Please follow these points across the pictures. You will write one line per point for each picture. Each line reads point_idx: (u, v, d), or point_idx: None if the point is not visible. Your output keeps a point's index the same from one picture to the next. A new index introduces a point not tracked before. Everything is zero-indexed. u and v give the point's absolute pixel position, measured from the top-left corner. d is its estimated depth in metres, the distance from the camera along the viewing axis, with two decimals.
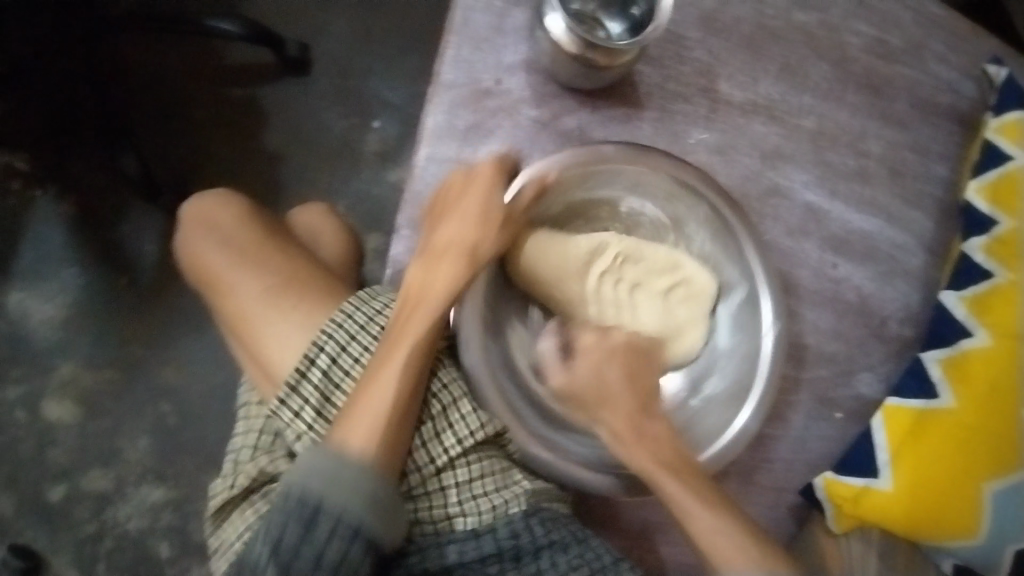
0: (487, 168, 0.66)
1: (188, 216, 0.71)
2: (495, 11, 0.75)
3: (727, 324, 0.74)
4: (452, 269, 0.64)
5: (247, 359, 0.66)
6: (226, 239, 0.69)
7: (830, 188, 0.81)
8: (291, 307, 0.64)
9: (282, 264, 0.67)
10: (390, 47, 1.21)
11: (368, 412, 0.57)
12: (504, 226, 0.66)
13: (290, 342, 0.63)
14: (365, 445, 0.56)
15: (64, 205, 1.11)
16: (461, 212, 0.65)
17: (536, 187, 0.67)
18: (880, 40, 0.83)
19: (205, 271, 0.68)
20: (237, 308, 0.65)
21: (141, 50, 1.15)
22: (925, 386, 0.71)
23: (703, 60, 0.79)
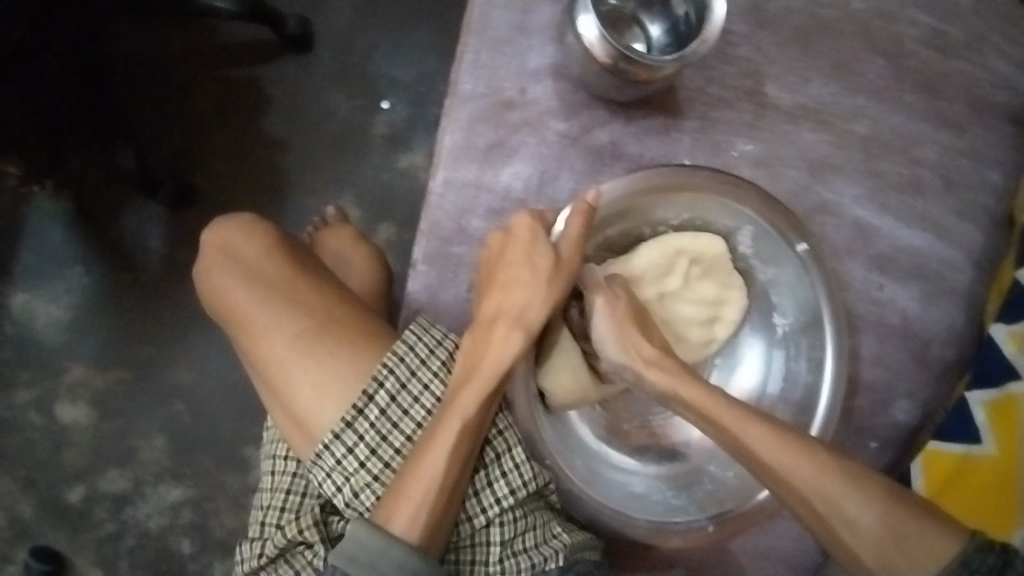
0: (525, 223, 0.59)
1: (208, 244, 0.63)
2: (517, 8, 0.66)
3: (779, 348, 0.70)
4: (509, 337, 0.58)
5: (275, 405, 0.59)
6: (254, 273, 0.61)
7: (881, 202, 0.74)
8: (328, 354, 0.57)
9: (316, 302, 0.60)
10: (396, 18, 1.10)
11: (412, 493, 0.52)
12: (554, 283, 0.59)
13: (330, 398, 0.57)
14: (409, 532, 0.51)
15: (61, 202, 1.05)
16: (510, 274, 0.59)
17: (583, 219, 0.59)
18: (945, 29, 0.74)
19: (229, 309, 0.60)
20: (268, 352, 0.58)
21: (133, 32, 1.06)
22: (968, 429, 0.66)
23: (749, 59, 0.70)
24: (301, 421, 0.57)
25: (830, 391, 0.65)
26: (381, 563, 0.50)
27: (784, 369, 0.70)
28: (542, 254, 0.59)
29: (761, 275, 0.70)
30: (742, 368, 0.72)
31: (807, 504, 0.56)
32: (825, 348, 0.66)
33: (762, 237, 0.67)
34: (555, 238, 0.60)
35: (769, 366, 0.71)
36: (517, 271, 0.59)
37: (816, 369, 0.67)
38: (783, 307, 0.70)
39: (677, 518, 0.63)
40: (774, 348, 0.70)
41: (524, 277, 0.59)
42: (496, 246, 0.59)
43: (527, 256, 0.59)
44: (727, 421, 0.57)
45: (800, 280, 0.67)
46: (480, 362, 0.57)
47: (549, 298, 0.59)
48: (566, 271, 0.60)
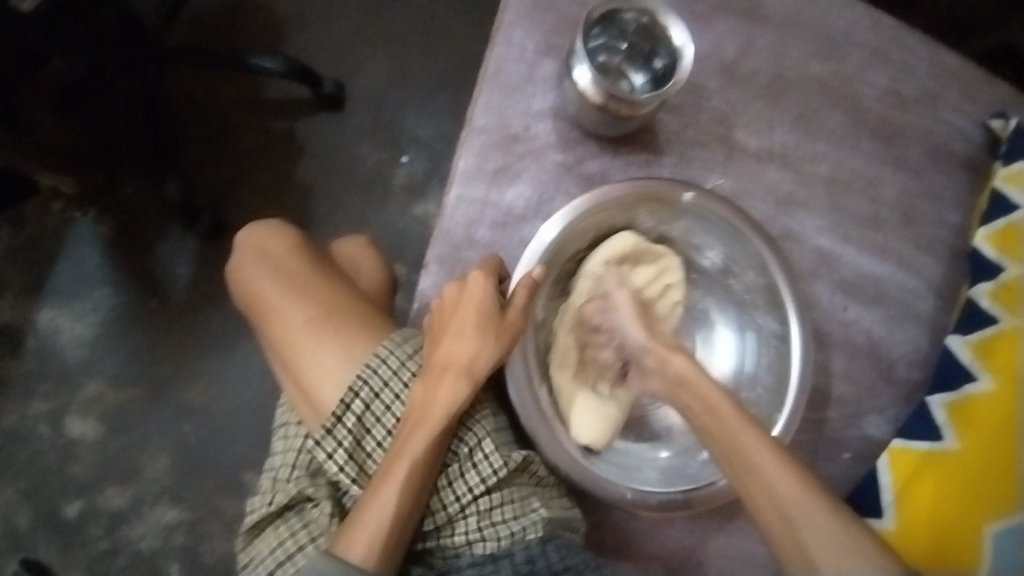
0: (479, 284, 0.65)
1: (243, 244, 0.73)
2: (526, 60, 0.78)
3: (752, 348, 0.78)
4: (453, 387, 0.63)
5: (288, 383, 0.68)
6: (277, 267, 0.71)
7: (843, 234, 0.83)
8: (332, 339, 0.67)
9: (326, 295, 0.70)
10: (419, 83, 1.25)
11: (365, 526, 0.58)
12: (498, 339, 0.65)
13: (334, 375, 0.66)
14: (366, 559, 0.57)
15: (101, 227, 1.14)
16: (458, 333, 0.64)
17: (528, 292, 0.66)
18: (892, 91, 0.86)
19: (255, 296, 0.71)
20: (284, 334, 0.68)
21: (188, 83, 1.20)
22: (930, 428, 0.72)
23: (722, 109, 0.82)
24: (309, 398, 0.66)
25: (798, 381, 0.71)
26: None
27: (757, 364, 0.77)
28: (489, 313, 0.65)
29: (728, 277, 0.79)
30: (717, 357, 0.80)
31: (787, 521, 0.55)
32: (793, 338, 0.73)
33: (729, 243, 0.75)
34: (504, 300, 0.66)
35: (740, 358, 0.79)
36: (464, 330, 0.64)
37: (782, 371, 0.74)
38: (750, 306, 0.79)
39: (664, 492, 0.67)
40: (744, 339, 0.79)
41: (472, 334, 0.64)
42: (449, 302, 0.65)
43: (477, 316, 0.65)
44: (733, 428, 0.60)
45: (761, 297, 0.76)
46: (431, 407, 0.62)
47: (499, 352, 0.65)
48: (511, 328, 0.66)
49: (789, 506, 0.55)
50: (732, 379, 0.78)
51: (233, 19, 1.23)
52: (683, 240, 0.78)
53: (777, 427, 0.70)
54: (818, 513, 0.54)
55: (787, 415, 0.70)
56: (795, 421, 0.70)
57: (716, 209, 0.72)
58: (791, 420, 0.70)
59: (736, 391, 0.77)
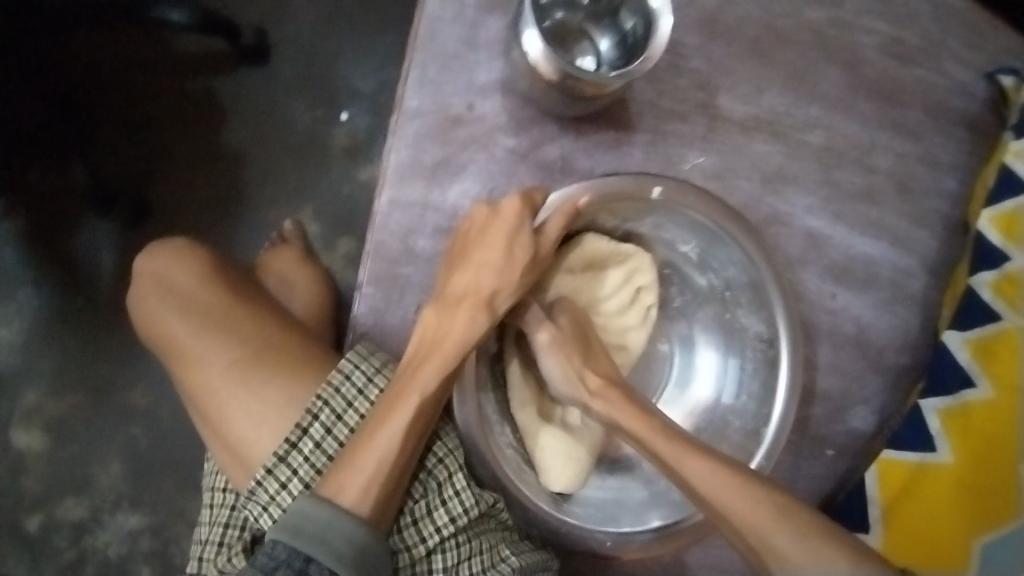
0: (513, 206, 0.59)
1: (141, 272, 0.62)
2: (466, 21, 0.64)
3: (734, 372, 0.69)
4: (470, 319, 0.58)
5: (211, 437, 0.58)
6: (188, 300, 0.60)
7: (835, 212, 0.74)
8: (265, 383, 0.56)
9: (252, 333, 0.59)
10: (356, 26, 1.08)
11: (361, 466, 0.52)
12: (524, 274, 0.60)
13: (268, 427, 0.56)
14: (358, 506, 0.51)
15: (13, 220, 1.02)
16: (484, 257, 0.59)
17: (565, 218, 0.60)
18: (898, 37, 0.74)
19: (163, 338, 0.60)
20: (202, 383, 0.58)
21: (87, 41, 1.03)
22: (923, 438, 0.67)
23: (703, 71, 0.69)
24: (238, 453, 0.56)
25: (785, 401, 0.63)
26: (330, 535, 0.49)
27: (740, 381, 0.68)
28: (518, 237, 0.59)
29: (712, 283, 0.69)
30: (696, 374, 0.71)
31: (746, 544, 0.53)
32: (781, 350, 0.64)
33: (713, 243, 0.65)
34: (538, 226, 0.60)
35: (723, 377, 0.70)
36: (490, 256, 0.59)
37: (770, 384, 0.65)
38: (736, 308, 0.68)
39: (638, 533, 0.61)
40: (727, 359, 0.69)
41: (496, 260, 0.59)
42: (479, 221, 0.59)
43: (506, 242, 0.59)
44: (664, 451, 0.56)
45: (749, 303, 0.66)
46: (445, 342, 0.57)
47: (518, 292, 0.61)
48: (541, 264, 0.61)
49: (744, 527, 0.53)
50: (712, 402, 0.70)
51: None
52: (662, 237, 0.68)
53: (755, 456, 0.63)
54: (786, 531, 0.51)
55: (768, 442, 0.62)
56: (780, 442, 0.63)
57: (691, 203, 0.61)
58: (774, 446, 0.63)
59: (718, 416, 0.69)
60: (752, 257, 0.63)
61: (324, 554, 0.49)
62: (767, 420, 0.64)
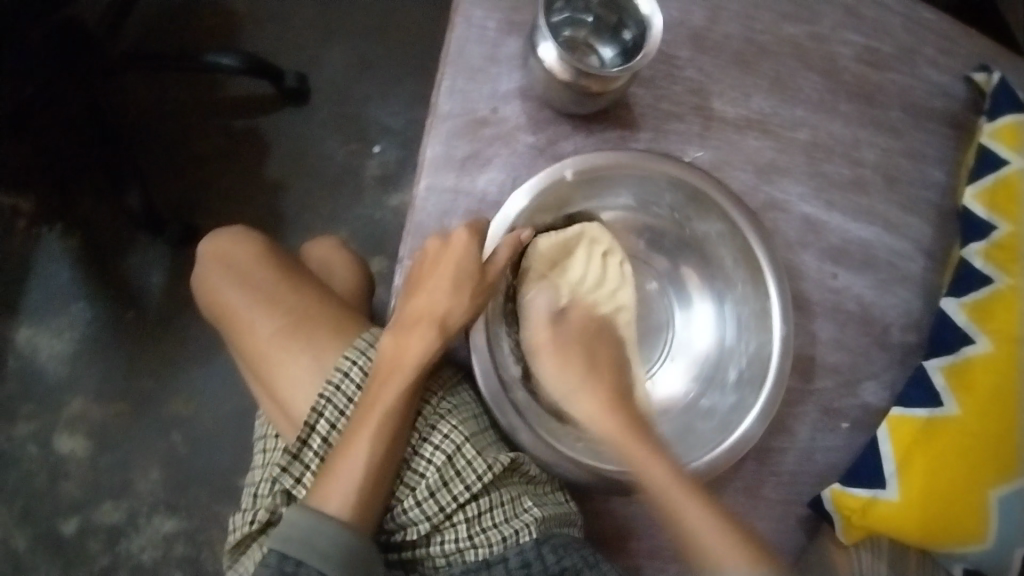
0: (461, 238, 0.66)
1: (206, 254, 0.72)
2: (490, 40, 0.76)
3: (733, 324, 0.77)
4: (424, 341, 0.64)
5: (263, 394, 0.67)
6: (244, 276, 0.70)
7: (826, 199, 0.81)
8: (303, 350, 0.65)
9: (294, 304, 0.68)
10: (388, 71, 1.22)
11: (341, 476, 0.59)
12: (473, 297, 0.66)
13: (304, 389, 0.64)
14: (343, 511, 0.58)
15: (68, 240, 1.12)
16: (436, 286, 0.66)
17: (511, 249, 0.67)
18: (870, 49, 0.84)
19: (223, 308, 0.69)
20: (254, 347, 0.67)
21: (148, 86, 1.17)
22: (929, 394, 0.72)
23: (696, 79, 0.79)
24: (285, 409, 0.65)
25: (780, 353, 0.70)
26: (316, 539, 0.57)
27: (738, 328, 0.76)
28: (469, 266, 0.66)
29: (702, 244, 0.78)
30: (697, 327, 0.79)
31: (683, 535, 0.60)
32: (772, 302, 0.72)
33: (696, 208, 0.74)
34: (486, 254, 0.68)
35: (721, 325, 0.78)
36: (441, 281, 0.65)
37: (763, 339, 0.72)
38: (727, 266, 0.77)
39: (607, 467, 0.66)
40: (723, 306, 0.78)
41: (447, 286, 0.65)
42: (431, 254, 0.66)
43: (454, 273, 0.65)
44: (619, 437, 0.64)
45: (741, 269, 0.75)
46: (403, 360, 0.63)
47: (472, 310, 0.66)
48: (488, 285, 0.67)
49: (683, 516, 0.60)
50: (715, 348, 0.78)
51: (187, 15, 1.19)
52: (656, 211, 0.78)
53: (749, 422, 0.69)
54: (713, 520, 0.59)
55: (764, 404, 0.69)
56: (778, 396, 0.69)
57: (671, 170, 0.71)
58: (769, 408, 0.69)
59: (719, 364, 0.77)
60: (746, 232, 0.72)
61: (315, 558, 0.56)
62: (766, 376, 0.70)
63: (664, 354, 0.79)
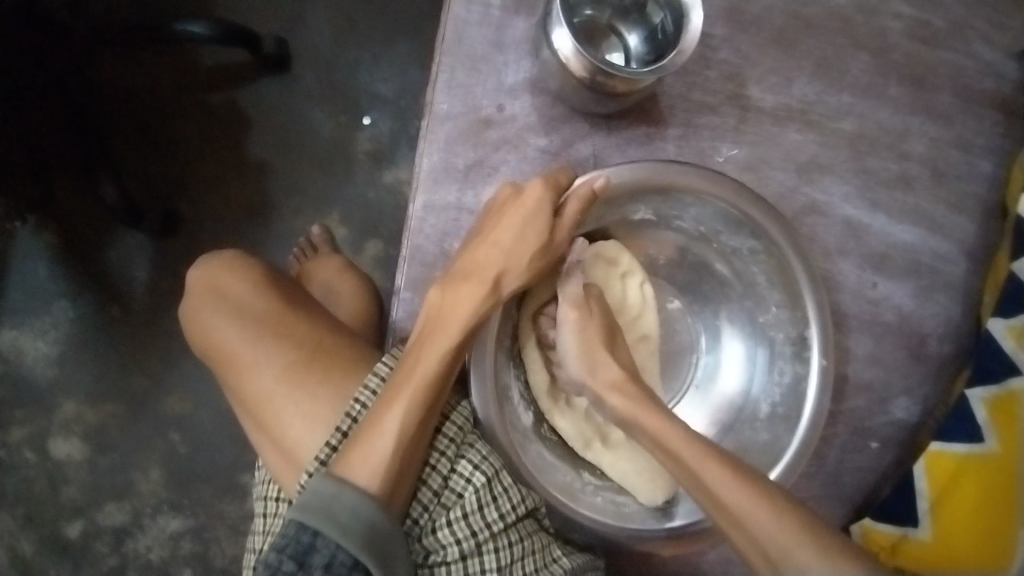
0: (537, 189, 0.59)
1: (196, 285, 0.65)
2: (492, 22, 0.64)
3: (762, 362, 0.68)
4: (474, 294, 0.58)
5: (263, 441, 0.61)
6: (242, 308, 0.63)
7: (871, 199, 0.72)
8: (318, 384, 0.59)
9: (304, 337, 0.62)
10: (375, 31, 1.09)
11: (372, 442, 0.53)
12: (536, 257, 0.60)
13: (316, 427, 0.58)
14: (372, 484, 0.51)
15: (46, 236, 1.04)
16: (496, 237, 0.59)
17: (583, 203, 0.59)
18: (930, 18, 0.73)
19: (218, 347, 0.63)
20: (255, 388, 0.60)
21: (117, 59, 1.05)
22: (969, 428, 0.65)
23: (730, 62, 0.68)
24: (289, 455, 0.59)
25: (816, 396, 0.61)
26: (338, 511, 0.50)
27: (769, 369, 0.67)
28: (536, 224, 0.59)
29: (732, 263, 0.68)
30: (724, 364, 0.71)
31: (765, 556, 0.50)
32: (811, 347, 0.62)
33: (733, 229, 0.64)
34: (556, 212, 0.59)
35: (752, 365, 0.69)
36: (503, 235, 0.59)
37: (800, 384, 0.63)
38: (763, 296, 0.67)
39: (650, 529, 0.60)
40: (756, 345, 0.68)
41: (510, 241, 0.59)
42: (501, 200, 0.59)
43: (519, 227, 0.59)
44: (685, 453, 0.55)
45: (780, 300, 0.65)
46: (451, 320, 0.57)
47: (528, 275, 0.60)
48: (554, 250, 0.60)
49: (766, 544, 0.50)
50: (742, 393, 0.69)
51: None
52: (690, 231, 0.67)
53: (776, 468, 0.60)
54: (809, 552, 0.49)
55: (792, 453, 0.60)
56: (812, 444, 0.60)
57: (698, 185, 0.60)
58: (796, 459, 0.60)
59: (748, 413, 0.68)
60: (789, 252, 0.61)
61: (334, 531, 0.49)
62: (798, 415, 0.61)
63: (682, 387, 0.72)
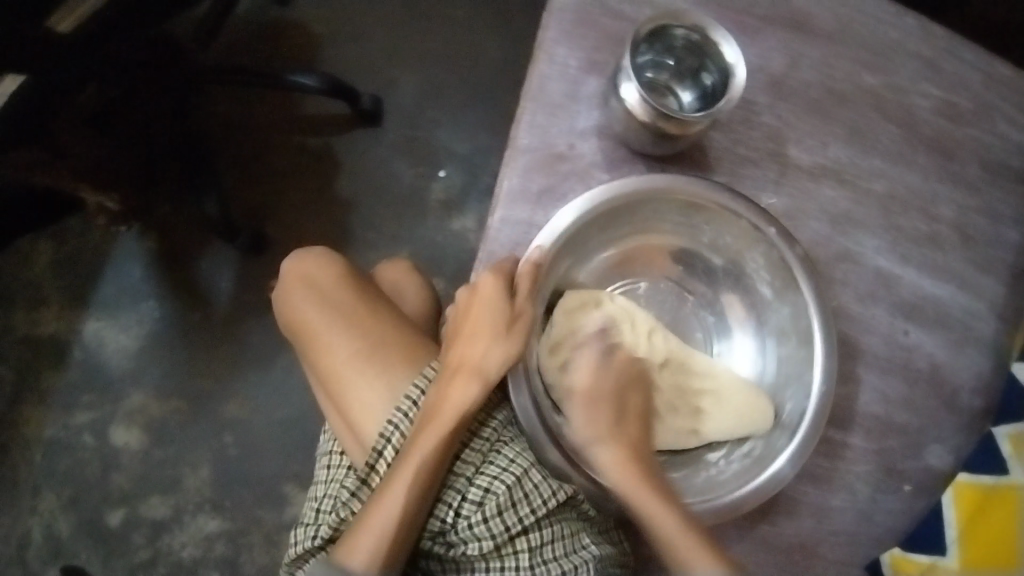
0: (485, 284, 0.65)
1: (289, 272, 0.75)
2: (570, 78, 0.77)
3: (773, 358, 0.75)
4: (463, 386, 0.64)
5: (333, 413, 0.71)
6: (325, 297, 0.72)
7: (900, 254, 0.80)
8: (381, 372, 0.68)
9: (374, 328, 0.70)
10: (457, 95, 1.25)
11: (370, 529, 0.59)
12: (510, 334, 0.65)
13: (377, 408, 0.67)
14: (368, 566, 0.58)
15: (145, 241, 1.17)
16: (472, 327, 0.66)
17: (531, 279, 0.64)
18: (950, 103, 0.83)
19: (301, 326, 0.72)
20: (331, 367, 0.69)
21: (233, 100, 1.22)
22: (995, 460, 0.71)
23: (772, 125, 0.79)
24: (355, 430, 0.68)
25: (822, 388, 0.68)
26: None
27: (780, 363, 0.74)
28: (499, 308, 0.65)
29: (740, 265, 0.75)
30: (736, 354, 0.77)
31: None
32: (815, 339, 0.69)
33: (742, 239, 0.72)
34: (512, 300, 0.65)
35: (762, 358, 0.76)
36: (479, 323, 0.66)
37: (808, 375, 0.70)
38: (761, 297, 0.76)
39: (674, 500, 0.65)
40: (766, 345, 0.76)
41: (484, 329, 0.65)
42: (461, 302, 0.67)
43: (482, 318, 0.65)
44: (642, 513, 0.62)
45: (779, 287, 0.73)
46: (442, 407, 0.63)
47: (507, 347, 0.64)
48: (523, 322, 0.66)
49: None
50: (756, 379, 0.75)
51: (277, 29, 1.25)
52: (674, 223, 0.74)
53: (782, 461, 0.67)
54: None
55: (804, 437, 0.67)
56: (813, 442, 0.67)
57: (690, 189, 0.68)
58: (809, 441, 0.67)
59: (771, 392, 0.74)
60: (763, 228, 0.70)
61: None
62: (802, 416, 0.68)
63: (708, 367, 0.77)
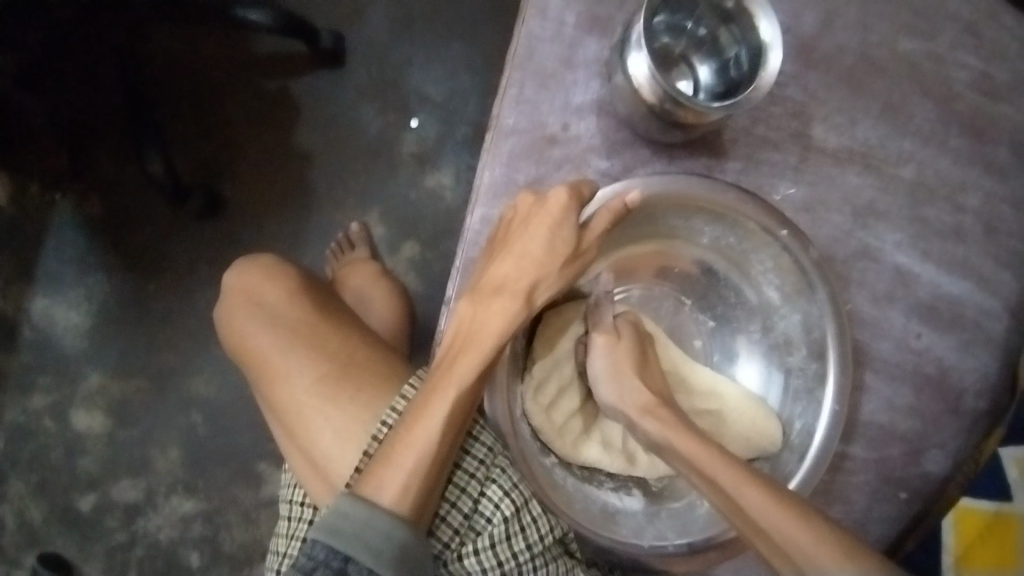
0: (560, 195, 0.58)
1: (232, 289, 0.68)
2: (566, 41, 0.64)
3: (779, 385, 0.68)
4: (506, 307, 0.57)
5: (293, 447, 0.62)
6: (276, 317, 0.65)
7: (923, 248, 0.72)
8: (349, 400, 0.60)
9: (337, 346, 0.63)
10: (428, 33, 1.10)
11: (398, 462, 0.53)
12: (565, 269, 0.59)
13: (343, 440, 0.59)
14: (399, 506, 0.52)
15: (82, 208, 1.04)
16: (523, 245, 0.58)
17: (610, 217, 0.58)
18: (986, 74, 0.72)
19: (249, 350, 0.65)
20: (288, 397, 0.61)
21: (173, 40, 1.06)
22: (1001, 486, 0.68)
23: (798, 99, 0.68)
24: (319, 465, 0.60)
25: (828, 426, 0.62)
26: (368, 536, 0.50)
27: (782, 394, 0.67)
28: (563, 228, 0.58)
29: (746, 277, 0.67)
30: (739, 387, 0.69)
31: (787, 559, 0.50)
32: (828, 362, 0.63)
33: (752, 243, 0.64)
34: (583, 222, 0.59)
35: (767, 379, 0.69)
36: (530, 244, 0.58)
37: (816, 400, 0.64)
38: (772, 316, 0.67)
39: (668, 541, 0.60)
40: (772, 367, 0.68)
41: (536, 247, 0.58)
42: (523, 210, 0.58)
43: (547, 233, 0.58)
44: (726, 484, 0.52)
45: (790, 302, 0.65)
46: (478, 337, 0.56)
47: (558, 282, 0.59)
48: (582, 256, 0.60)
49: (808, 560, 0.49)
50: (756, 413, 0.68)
51: None
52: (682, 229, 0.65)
53: (794, 479, 0.62)
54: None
55: (810, 463, 0.62)
56: (816, 474, 0.62)
57: (716, 199, 0.60)
58: (815, 468, 0.62)
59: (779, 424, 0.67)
60: (775, 230, 0.61)
61: (364, 554, 0.50)
62: (812, 437, 0.63)
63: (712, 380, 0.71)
